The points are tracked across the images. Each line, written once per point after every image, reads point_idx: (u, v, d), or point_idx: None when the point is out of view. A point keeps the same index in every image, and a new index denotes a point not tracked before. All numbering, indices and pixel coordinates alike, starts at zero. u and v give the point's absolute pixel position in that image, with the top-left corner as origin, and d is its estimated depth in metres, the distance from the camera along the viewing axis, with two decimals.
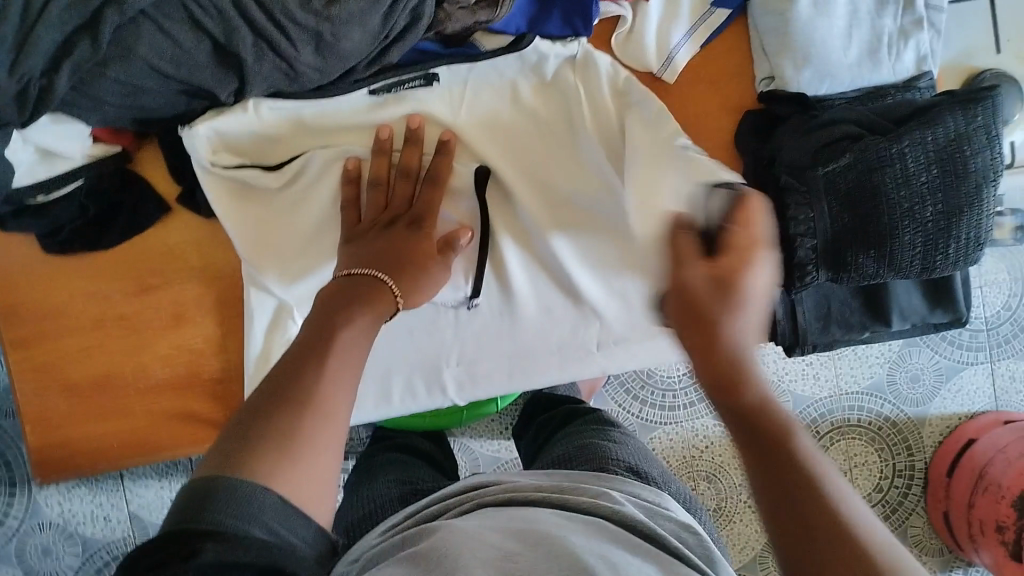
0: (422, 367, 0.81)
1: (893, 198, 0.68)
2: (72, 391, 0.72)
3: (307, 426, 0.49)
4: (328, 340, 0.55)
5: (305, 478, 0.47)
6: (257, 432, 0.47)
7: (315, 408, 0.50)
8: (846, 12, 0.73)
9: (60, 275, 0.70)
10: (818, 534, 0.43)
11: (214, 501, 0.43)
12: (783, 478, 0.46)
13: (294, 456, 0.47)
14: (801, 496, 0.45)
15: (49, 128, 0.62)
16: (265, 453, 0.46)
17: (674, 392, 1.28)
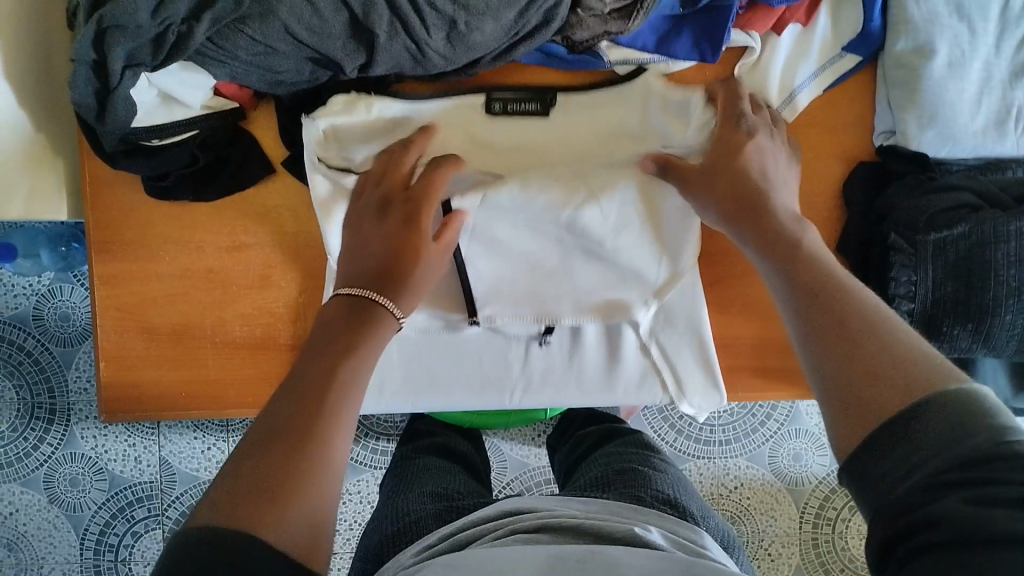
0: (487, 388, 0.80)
1: (1000, 275, 0.66)
2: (151, 334, 0.73)
3: (305, 465, 0.46)
4: (319, 387, 0.51)
5: (303, 509, 0.45)
6: (273, 464, 0.45)
7: (311, 440, 0.47)
8: (979, 78, 0.70)
9: (158, 220, 0.72)
10: (862, 340, 0.47)
11: (233, 550, 0.40)
12: (837, 345, 0.47)
13: (294, 492, 0.45)
14: (838, 326, 0.49)
15: (176, 74, 0.63)
16: (245, 507, 0.43)
17: (712, 429, 1.27)
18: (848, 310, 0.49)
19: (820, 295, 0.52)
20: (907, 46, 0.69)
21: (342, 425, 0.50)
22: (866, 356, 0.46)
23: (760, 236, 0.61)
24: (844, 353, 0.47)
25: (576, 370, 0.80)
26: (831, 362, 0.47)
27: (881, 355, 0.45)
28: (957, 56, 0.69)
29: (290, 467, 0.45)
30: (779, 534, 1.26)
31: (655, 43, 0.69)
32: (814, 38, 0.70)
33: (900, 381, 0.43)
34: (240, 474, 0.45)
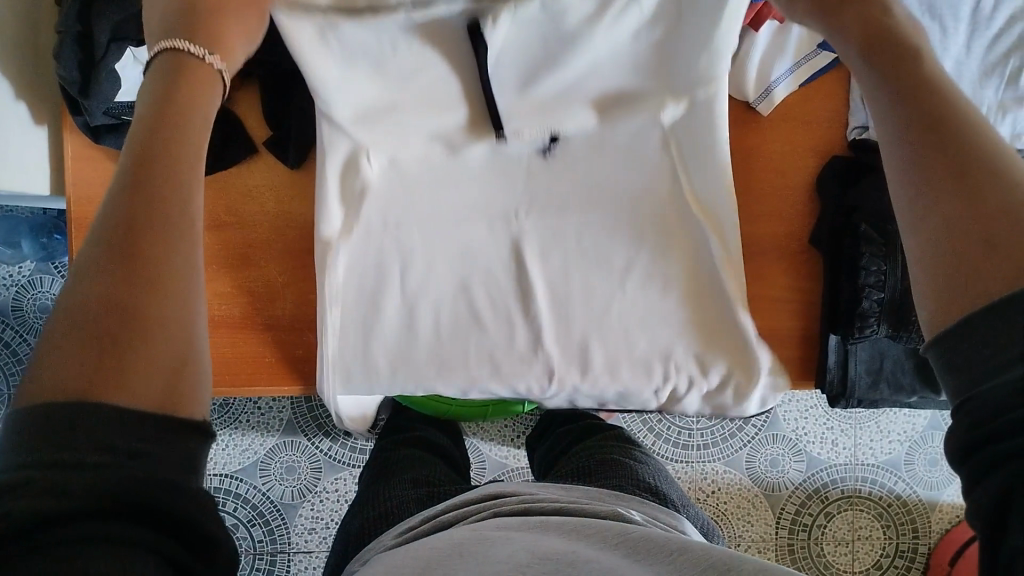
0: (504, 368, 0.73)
1: None
2: None
3: (159, 308, 0.42)
4: (166, 164, 0.46)
5: (162, 342, 0.42)
6: (101, 312, 0.41)
7: (161, 266, 0.43)
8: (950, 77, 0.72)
9: None
10: (981, 184, 0.42)
11: (68, 424, 0.37)
12: (944, 184, 0.43)
13: (145, 331, 0.41)
14: (957, 157, 0.44)
15: None
16: (83, 355, 0.39)
17: (691, 432, 1.28)
18: (970, 145, 0.44)
19: (947, 121, 0.45)
20: None
21: (193, 236, 0.45)
22: (982, 207, 0.41)
23: (890, 61, 0.50)
24: (958, 198, 0.42)
25: (613, 319, 0.72)
26: (947, 203, 0.43)
27: (997, 205, 0.41)
28: None
29: (131, 281, 0.42)
30: (755, 538, 1.27)
31: None
32: (790, 35, 0.72)
33: (1006, 233, 0.40)
34: (65, 331, 0.40)
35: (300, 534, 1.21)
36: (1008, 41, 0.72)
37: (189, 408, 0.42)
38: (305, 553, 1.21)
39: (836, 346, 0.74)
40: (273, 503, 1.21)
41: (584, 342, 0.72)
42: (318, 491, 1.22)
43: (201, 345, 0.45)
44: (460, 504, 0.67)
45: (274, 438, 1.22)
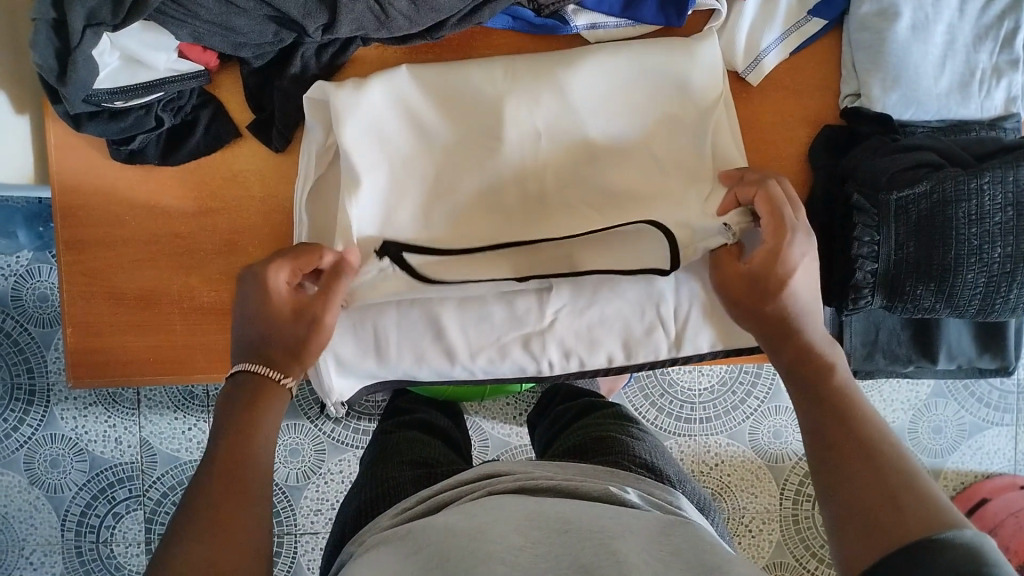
0: (513, 330, 0.75)
1: (962, 233, 0.66)
2: (118, 301, 0.73)
3: (237, 562, 0.47)
4: (236, 474, 0.52)
5: (235, 559, 0.47)
6: (200, 535, 0.48)
7: (235, 544, 0.48)
8: (943, 41, 0.71)
9: (123, 185, 0.72)
10: (853, 475, 0.50)
11: None
12: (834, 446, 0.52)
13: (233, 534, 0.48)
14: (853, 470, 0.50)
15: (139, 35, 0.63)
16: (196, 552, 0.46)
17: (693, 406, 1.28)
18: (858, 423, 0.53)
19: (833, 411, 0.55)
20: (870, 8, 0.70)
21: (258, 513, 0.51)
22: (879, 490, 0.48)
23: (774, 340, 0.61)
24: (869, 503, 0.48)
25: (606, 303, 0.75)
26: (841, 546, 0.48)
27: (877, 491, 0.48)
28: (921, 18, 0.70)
29: (216, 537, 0.48)
30: (759, 510, 1.27)
31: (623, 6, 0.71)
32: (779, 1, 0.71)
33: (884, 506, 0.47)
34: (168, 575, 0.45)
35: (305, 516, 1.22)
36: (1003, 1, 0.70)
37: None
38: (311, 534, 1.22)
39: (830, 318, 0.73)
40: (278, 485, 1.22)
41: (588, 327, 0.75)
42: (321, 472, 1.22)
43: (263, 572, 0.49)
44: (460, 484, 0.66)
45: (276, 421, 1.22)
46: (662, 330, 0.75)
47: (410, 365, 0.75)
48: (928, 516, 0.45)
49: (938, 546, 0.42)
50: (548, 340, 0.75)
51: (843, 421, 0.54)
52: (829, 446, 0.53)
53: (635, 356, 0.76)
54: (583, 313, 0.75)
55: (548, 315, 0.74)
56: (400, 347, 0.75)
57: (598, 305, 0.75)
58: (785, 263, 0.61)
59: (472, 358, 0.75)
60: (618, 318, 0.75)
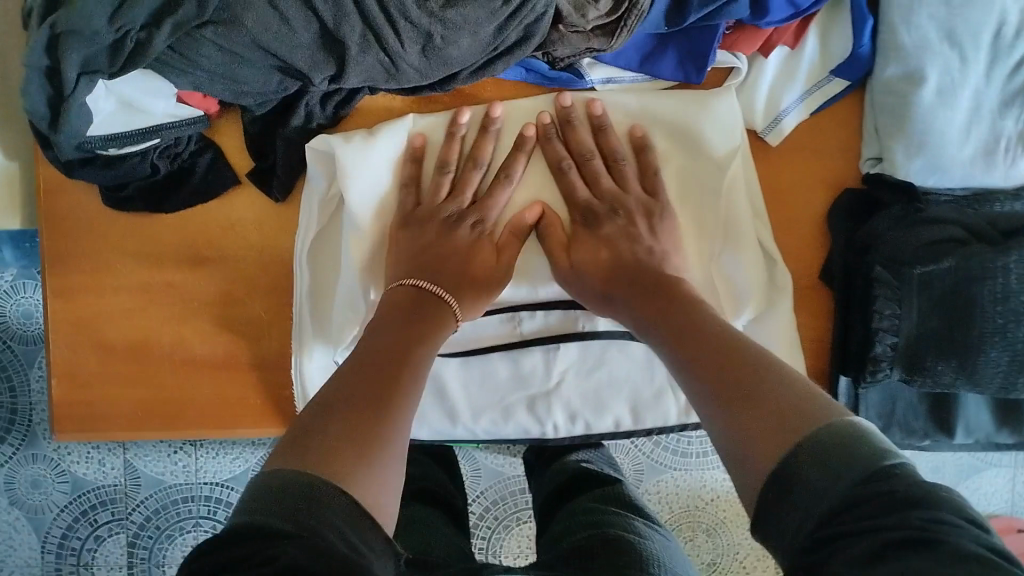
0: (518, 390, 0.73)
1: (987, 312, 0.64)
2: (107, 351, 0.70)
3: (382, 443, 0.47)
4: (382, 381, 0.53)
5: (383, 471, 0.46)
6: (342, 412, 0.48)
7: (380, 448, 0.47)
8: (969, 106, 0.68)
9: (113, 232, 0.69)
10: (741, 388, 0.49)
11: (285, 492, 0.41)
12: (716, 379, 0.51)
13: (370, 448, 0.46)
14: (728, 389, 0.49)
15: (137, 83, 0.60)
16: (341, 453, 0.45)
17: (690, 441, 1.25)
18: (738, 346, 0.52)
19: (718, 347, 0.53)
20: (896, 72, 0.68)
21: (406, 406, 0.52)
22: (761, 394, 0.47)
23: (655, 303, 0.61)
24: (737, 416, 0.47)
25: (612, 366, 0.72)
26: (727, 457, 0.47)
27: (773, 395, 0.47)
28: (947, 82, 0.67)
29: (356, 422, 0.48)
30: (755, 546, 1.25)
31: (639, 61, 0.68)
32: (801, 60, 0.69)
33: (774, 408, 0.46)
34: (312, 424, 0.47)
35: None
36: None
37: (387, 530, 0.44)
38: None
39: (846, 388, 0.71)
40: None
41: (597, 389, 0.73)
42: None
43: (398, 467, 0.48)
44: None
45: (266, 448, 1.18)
46: (671, 395, 0.73)
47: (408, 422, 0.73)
48: (808, 408, 0.45)
49: (806, 445, 0.43)
50: (553, 402, 0.73)
51: (717, 347, 0.53)
52: (704, 378, 0.51)
53: (644, 421, 0.73)
54: (591, 374, 0.72)
55: (554, 375, 0.72)
56: (400, 405, 0.73)
57: (607, 366, 0.72)
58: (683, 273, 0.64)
59: (474, 419, 0.73)
60: (627, 382, 0.73)
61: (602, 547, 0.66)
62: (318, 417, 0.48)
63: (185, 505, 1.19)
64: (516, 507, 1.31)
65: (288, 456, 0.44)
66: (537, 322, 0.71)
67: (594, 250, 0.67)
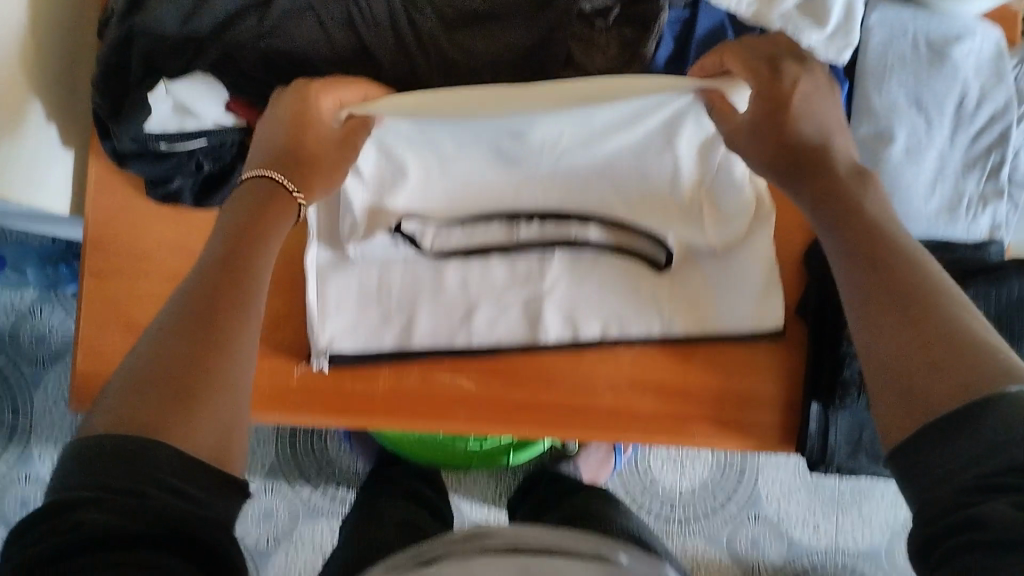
0: (513, 395, 0.78)
1: None
2: (133, 334, 0.76)
3: (210, 401, 0.45)
4: (213, 316, 0.47)
5: (212, 425, 0.45)
6: (171, 362, 0.45)
7: (202, 403, 0.45)
8: (934, 166, 0.76)
9: (150, 225, 0.75)
10: (920, 313, 0.45)
11: (109, 456, 0.41)
12: (898, 294, 0.47)
13: (195, 401, 0.44)
14: (908, 308, 0.46)
15: (187, 83, 0.66)
16: (156, 402, 0.44)
17: (673, 505, 1.29)
18: (919, 266, 0.48)
19: (895, 259, 0.49)
20: (868, 130, 0.76)
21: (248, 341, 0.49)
22: (934, 325, 0.44)
23: (813, 190, 0.56)
24: (915, 339, 0.44)
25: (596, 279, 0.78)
26: (888, 371, 0.45)
27: (945, 335, 0.43)
28: (914, 143, 0.76)
29: (183, 374, 0.45)
30: None
31: None
32: None
33: (944, 353, 0.43)
34: (135, 389, 0.44)
35: None
36: (991, 137, 0.76)
37: (233, 469, 0.46)
38: None
39: (817, 414, 0.76)
40: (247, 549, 1.22)
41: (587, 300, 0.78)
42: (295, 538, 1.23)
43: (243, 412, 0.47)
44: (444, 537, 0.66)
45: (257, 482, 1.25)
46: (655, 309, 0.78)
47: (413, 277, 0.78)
48: (986, 357, 0.42)
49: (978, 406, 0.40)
50: (543, 406, 0.78)
51: (889, 256, 0.49)
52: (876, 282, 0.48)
53: (629, 329, 0.78)
54: (580, 283, 0.78)
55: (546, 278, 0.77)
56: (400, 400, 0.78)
57: (595, 275, 0.78)
58: (840, 153, 0.58)
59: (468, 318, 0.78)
60: (619, 295, 0.77)
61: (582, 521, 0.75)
62: (148, 359, 0.45)
63: None
64: None
65: (115, 417, 0.43)
66: (534, 230, 0.75)
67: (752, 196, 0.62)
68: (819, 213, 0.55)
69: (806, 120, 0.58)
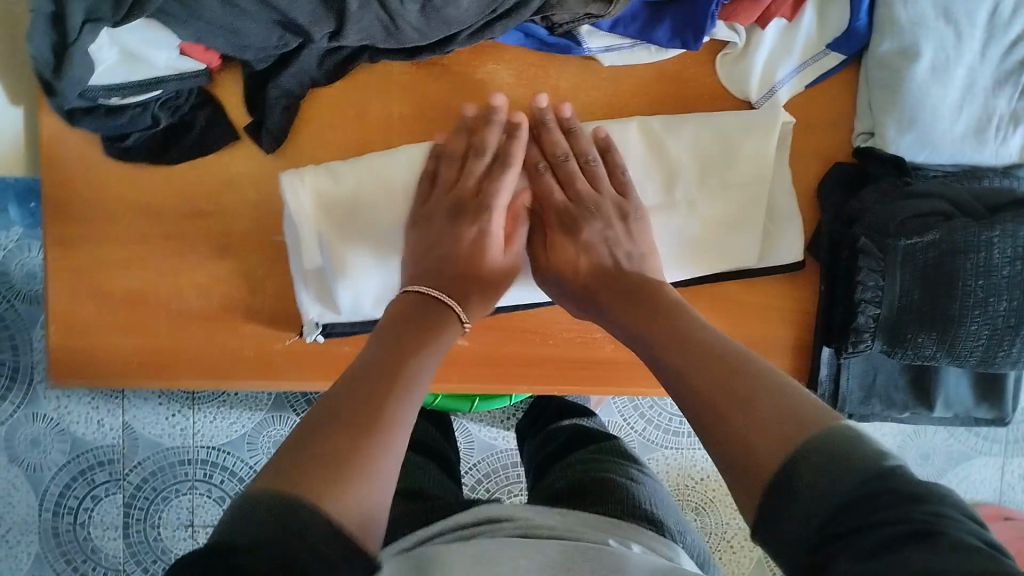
0: (510, 349, 0.75)
1: (968, 284, 0.65)
2: (106, 299, 0.72)
3: (372, 445, 0.48)
4: (369, 412, 0.50)
5: (359, 496, 0.46)
6: (309, 459, 0.46)
7: (354, 468, 0.47)
8: (962, 84, 0.69)
9: (114, 181, 0.70)
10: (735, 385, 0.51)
11: (279, 514, 0.42)
12: (674, 339, 0.58)
13: (348, 476, 0.46)
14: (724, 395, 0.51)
15: (140, 30, 0.60)
16: (316, 472, 0.45)
17: (682, 420, 1.28)
18: (680, 315, 0.60)
19: (690, 332, 0.58)
20: (891, 47, 0.68)
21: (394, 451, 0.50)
22: (756, 403, 0.49)
23: (624, 301, 0.64)
24: (732, 418, 0.50)
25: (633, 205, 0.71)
26: (721, 453, 0.49)
27: (756, 399, 0.49)
28: (941, 59, 0.68)
29: (331, 461, 0.46)
30: (743, 526, 1.27)
31: (635, 32, 0.68)
32: (799, 33, 0.69)
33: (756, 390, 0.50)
34: (293, 456, 0.46)
35: None
36: None
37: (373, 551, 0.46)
38: None
39: (828, 359, 0.72)
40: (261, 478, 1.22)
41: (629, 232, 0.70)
42: None
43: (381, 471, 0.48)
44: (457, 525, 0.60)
45: (263, 413, 1.23)
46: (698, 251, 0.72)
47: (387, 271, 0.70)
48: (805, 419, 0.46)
49: (818, 444, 0.44)
50: (543, 361, 0.75)
51: (671, 328, 0.59)
52: (692, 390, 0.53)
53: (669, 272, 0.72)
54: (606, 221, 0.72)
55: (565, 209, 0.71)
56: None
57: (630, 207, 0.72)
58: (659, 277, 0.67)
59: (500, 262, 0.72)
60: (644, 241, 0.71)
61: (596, 488, 0.70)
62: (302, 448, 0.47)
63: (181, 468, 1.24)
64: (508, 479, 1.33)
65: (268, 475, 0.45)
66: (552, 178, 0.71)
67: (575, 254, 0.69)
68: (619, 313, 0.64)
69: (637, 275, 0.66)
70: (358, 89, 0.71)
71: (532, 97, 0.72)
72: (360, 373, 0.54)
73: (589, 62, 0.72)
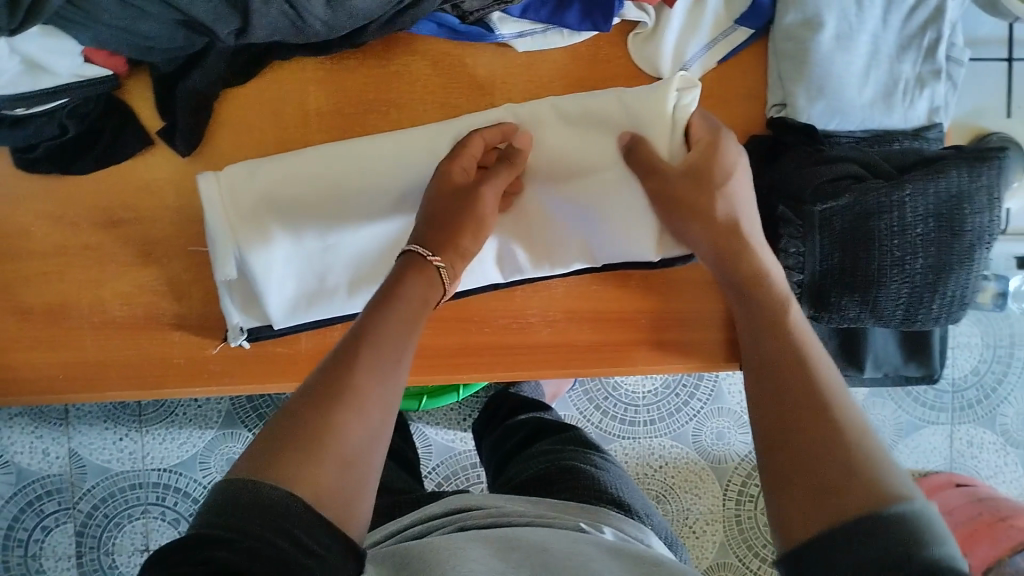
0: (445, 341, 0.74)
1: (884, 245, 0.66)
2: (26, 316, 0.70)
3: (336, 421, 0.47)
4: (349, 381, 0.49)
5: (335, 479, 0.45)
6: (276, 436, 0.46)
7: (339, 451, 0.46)
8: (867, 51, 0.71)
9: (27, 194, 0.69)
10: (814, 427, 0.50)
11: (240, 497, 0.42)
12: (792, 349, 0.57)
13: (321, 454, 0.45)
14: (798, 423, 0.51)
15: (40, 40, 0.59)
16: (291, 454, 0.45)
17: (636, 408, 1.28)
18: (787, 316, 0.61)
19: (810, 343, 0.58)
20: (795, 18, 0.70)
21: (373, 426, 0.49)
22: (844, 447, 0.49)
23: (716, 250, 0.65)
24: (819, 434, 0.50)
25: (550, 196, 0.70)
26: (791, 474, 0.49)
27: (852, 457, 0.48)
28: (845, 28, 0.70)
29: (297, 442, 0.46)
30: (704, 511, 1.27)
31: (546, 16, 0.68)
32: (706, 10, 0.70)
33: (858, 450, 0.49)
34: (262, 447, 0.46)
35: None
36: (926, 13, 0.71)
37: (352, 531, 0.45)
38: None
39: None
40: None
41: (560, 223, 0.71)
42: None
43: (352, 437, 0.48)
44: (425, 519, 0.62)
45: (212, 430, 1.22)
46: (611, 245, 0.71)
47: (318, 269, 0.70)
48: (869, 484, 0.46)
49: (882, 517, 0.44)
50: (479, 349, 0.75)
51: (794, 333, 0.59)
52: (794, 386, 0.54)
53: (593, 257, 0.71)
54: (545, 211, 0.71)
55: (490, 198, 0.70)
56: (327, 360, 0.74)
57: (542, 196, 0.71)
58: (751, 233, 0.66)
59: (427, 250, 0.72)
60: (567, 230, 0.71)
61: (556, 475, 0.71)
62: (278, 428, 0.47)
63: (133, 493, 1.21)
64: (468, 482, 1.32)
65: (251, 459, 0.45)
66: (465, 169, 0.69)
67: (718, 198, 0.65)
68: (708, 251, 0.66)
69: (740, 223, 0.66)
70: (274, 89, 0.70)
71: (449, 89, 0.72)
72: (372, 330, 0.53)
73: (504, 49, 0.72)
